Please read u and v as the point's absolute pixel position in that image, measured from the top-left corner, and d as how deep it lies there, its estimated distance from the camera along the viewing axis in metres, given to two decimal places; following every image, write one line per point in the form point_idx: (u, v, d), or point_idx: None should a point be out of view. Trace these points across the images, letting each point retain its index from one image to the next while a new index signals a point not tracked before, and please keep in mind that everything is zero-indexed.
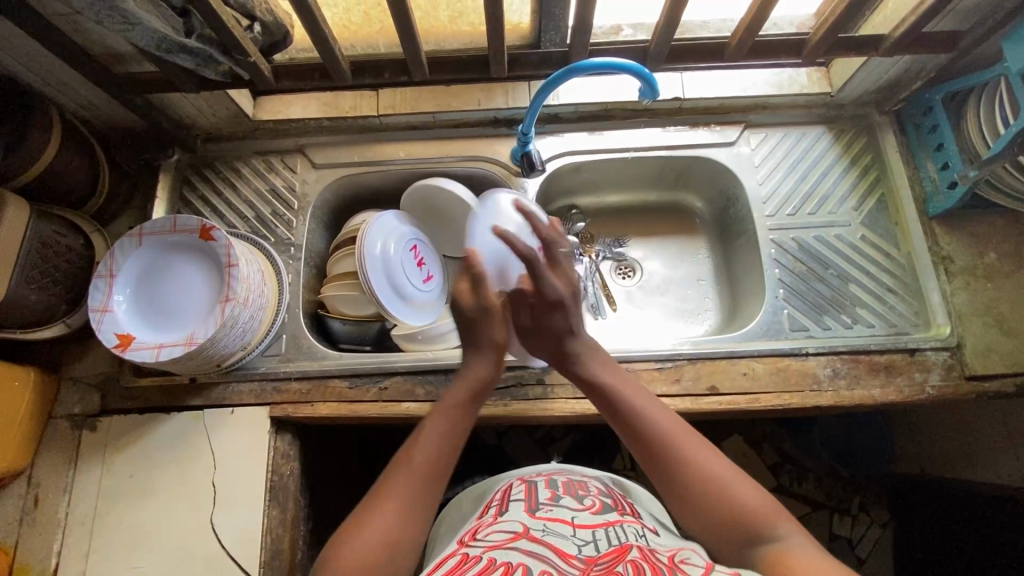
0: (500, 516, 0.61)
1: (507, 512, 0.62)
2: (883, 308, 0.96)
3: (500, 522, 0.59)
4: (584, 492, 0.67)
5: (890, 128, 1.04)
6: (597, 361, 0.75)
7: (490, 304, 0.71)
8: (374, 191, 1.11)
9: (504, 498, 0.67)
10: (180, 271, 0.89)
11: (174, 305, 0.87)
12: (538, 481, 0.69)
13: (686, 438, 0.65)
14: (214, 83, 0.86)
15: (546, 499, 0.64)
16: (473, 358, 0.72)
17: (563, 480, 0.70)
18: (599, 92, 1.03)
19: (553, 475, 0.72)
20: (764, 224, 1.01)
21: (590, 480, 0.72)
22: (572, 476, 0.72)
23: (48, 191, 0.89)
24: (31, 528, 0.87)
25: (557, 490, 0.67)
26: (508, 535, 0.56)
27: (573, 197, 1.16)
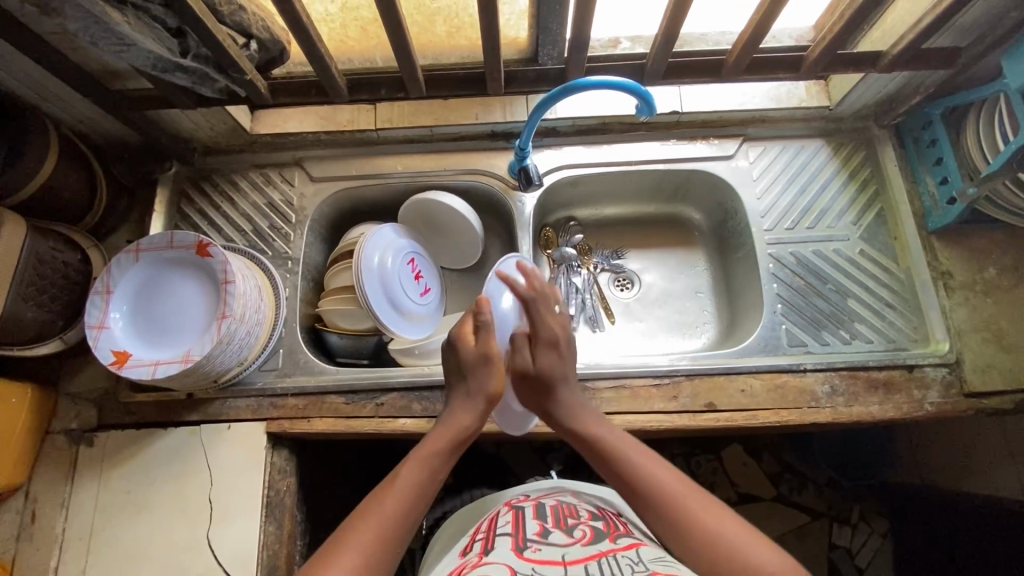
0: (485, 559, 0.58)
1: (494, 551, 0.60)
2: (882, 323, 0.96)
3: (486, 567, 0.56)
4: (573, 521, 0.66)
5: (889, 142, 1.04)
6: (586, 415, 0.75)
7: (491, 352, 0.76)
8: (372, 204, 1.10)
9: (492, 531, 0.66)
10: (177, 288, 0.89)
11: (171, 323, 0.87)
12: (526, 510, 0.70)
13: (684, 493, 0.63)
14: (211, 100, 0.86)
15: (534, 536, 0.62)
16: (461, 406, 0.74)
17: (552, 506, 0.71)
18: (596, 105, 1.03)
19: (543, 497, 0.74)
20: (762, 239, 1.01)
21: (579, 503, 0.72)
22: (562, 500, 0.73)
23: (46, 207, 0.89)
24: (29, 543, 0.87)
25: (546, 522, 0.66)
26: None
27: (572, 209, 1.16)
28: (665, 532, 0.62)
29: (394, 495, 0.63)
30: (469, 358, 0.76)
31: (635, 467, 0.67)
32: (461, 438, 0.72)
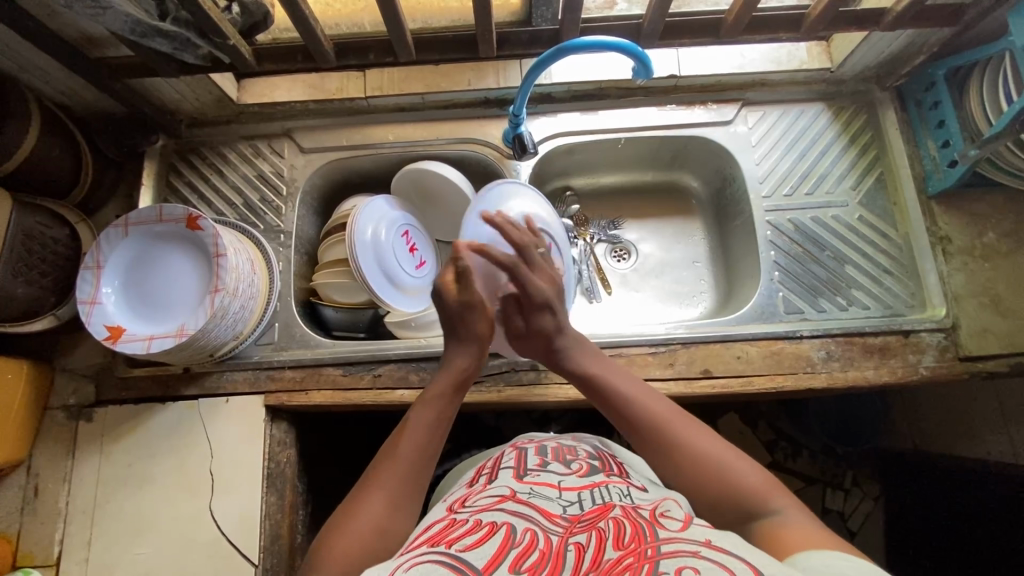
0: (489, 484, 0.61)
1: (497, 478, 0.62)
2: (879, 290, 0.95)
3: (489, 488, 0.60)
4: (572, 457, 0.67)
5: (890, 104, 1.01)
6: (581, 351, 0.76)
7: (473, 299, 0.72)
8: (364, 175, 1.09)
9: (495, 465, 0.67)
10: (167, 267, 0.87)
11: (165, 302, 0.86)
12: (528, 448, 0.70)
13: (674, 415, 0.65)
14: (194, 68, 0.84)
15: (535, 465, 0.64)
16: (456, 349, 0.73)
17: (553, 445, 0.71)
18: (592, 70, 1.00)
19: (544, 440, 0.74)
20: (760, 206, 1.00)
21: (579, 444, 0.72)
22: (563, 441, 0.73)
23: (32, 181, 0.87)
24: (34, 516, 0.88)
25: (545, 456, 0.67)
26: (495, 498, 0.56)
27: (568, 179, 1.14)
28: (655, 455, 0.63)
29: (405, 442, 0.63)
30: (451, 306, 0.72)
31: (629, 393, 0.68)
32: (464, 379, 0.71)
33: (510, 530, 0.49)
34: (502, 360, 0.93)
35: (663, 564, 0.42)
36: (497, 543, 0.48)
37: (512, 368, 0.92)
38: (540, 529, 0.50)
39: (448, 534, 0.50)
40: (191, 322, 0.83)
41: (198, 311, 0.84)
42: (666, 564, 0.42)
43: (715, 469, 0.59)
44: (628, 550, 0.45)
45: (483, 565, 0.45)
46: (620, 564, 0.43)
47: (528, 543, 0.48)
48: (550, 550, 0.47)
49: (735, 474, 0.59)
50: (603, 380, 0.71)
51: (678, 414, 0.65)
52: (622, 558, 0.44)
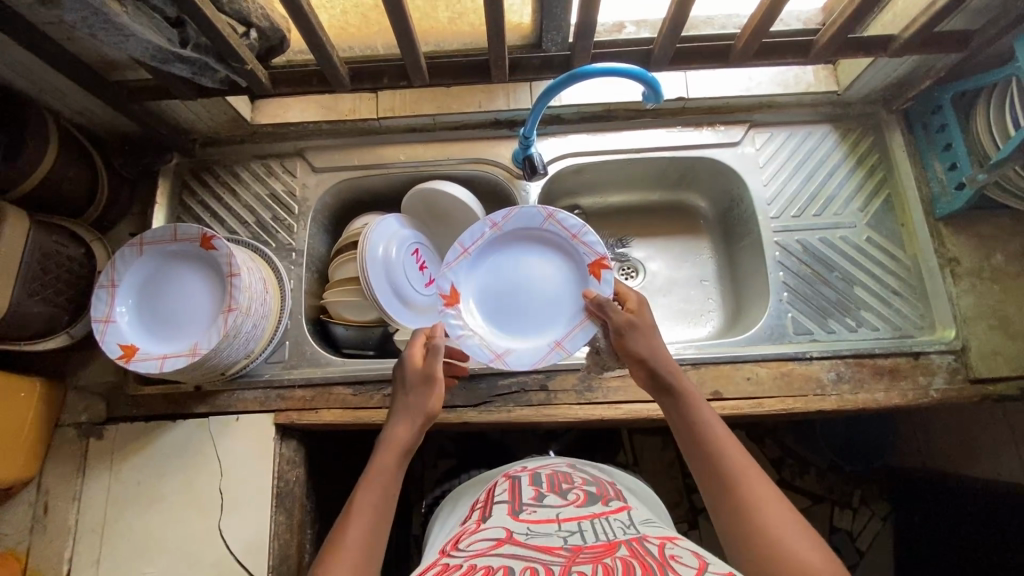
0: (483, 523, 0.61)
1: (491, 517, 0.62)
2: (888, 311, 0.95)
3: (482, 530, 0.59)
4: (568, 486, 0.69)
5: (897, 126, 1.02)
6: (673, 370, 0.73)
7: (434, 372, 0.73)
8: (375, 194, 1.10)
9: (488, 498, 0.68)
10: (176, 288, 0.88)
11: (171, 325, 0.86)
12: (521, 478, 0.71)
13: (755, 476, 0.59)
14: (211, 91, 0.85)
15: (530, 500, 0.65)
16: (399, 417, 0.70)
17: (547, 474, 0.72)
18: (601, 92, 1.02)
19: (539, 467, 0.76)
20: (768, 227, 1.00)
21: (575, 471, 0.74)
22: (558, 468, 0.75)
23: (48, 200, 0.88)
24: (42, 534, 0.88)
25: (540, 487, 0.68)
26: (490, 542, 0.55)
27: (576, 197, 1.15)
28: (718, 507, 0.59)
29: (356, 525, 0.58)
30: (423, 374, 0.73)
31: (716, 439, 0.63)
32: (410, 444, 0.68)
33: (508, 570, 0.49)
34: (512, 379, 0.93)
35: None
36: None
37: (522, 388, 0.92)
38: (541, 565, 0.49)
39: None
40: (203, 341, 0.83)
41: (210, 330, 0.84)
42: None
43: (778, 545, 0.53)
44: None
45: None
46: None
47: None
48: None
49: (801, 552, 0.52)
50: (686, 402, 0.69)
51: (760, 476, 0.60)
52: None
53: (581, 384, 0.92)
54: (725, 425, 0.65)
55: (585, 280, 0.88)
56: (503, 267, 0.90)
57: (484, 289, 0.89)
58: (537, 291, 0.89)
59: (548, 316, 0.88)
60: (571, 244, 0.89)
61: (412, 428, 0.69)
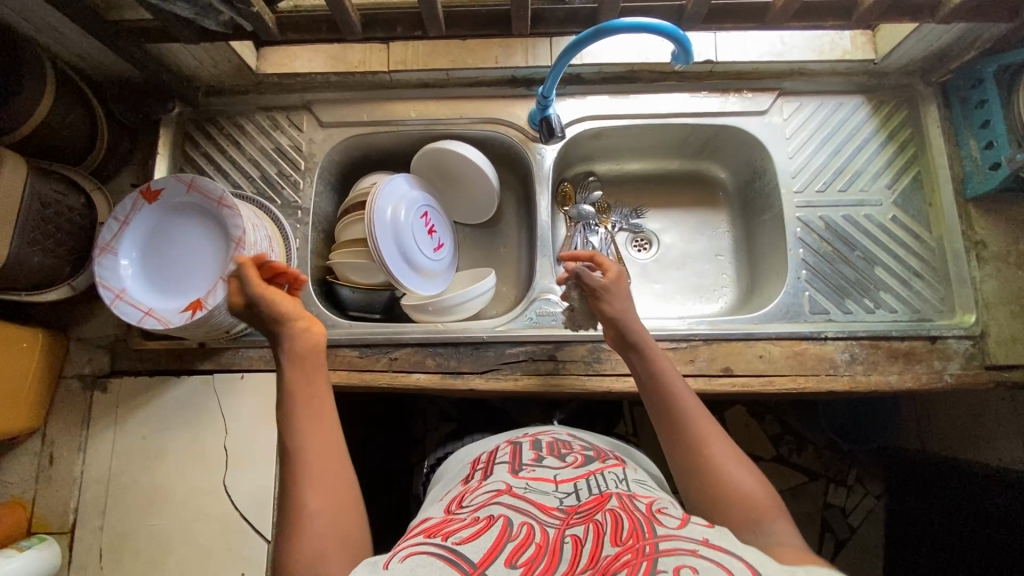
0: (484, 480, 0.61)
1: (492, 474, 0.62)
2: (908, 293, 0.93)
3: (484, 484, 0.59)
4: (567, 450, 0.67)
5: (933, 100, 0.97)
6: (631, 318, 0.74)
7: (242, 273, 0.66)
8: (384, 152, 1.06)
9: (489, 460, 0.67)
10: (116, 240, 0.82)
11: (99, 269, 0.80)
12: (523, 443, 0.69)
13: (707, 429, 0.62)
14: (215, 35, 0.80)
15: (530, 460, 0.64)
16: (286, 332, 0.66)
17: (548, 439, 0.70)
18: (625, 51, 0.97)
19: (540, 434, 0.73)
20: (791, 201, 0.97)
21: (574, 439, 0.72)
22: (557, 436, 0.72)
23: (46, 147, 0.85)
24: (49, 483, 0.89)
25: (541, 450, 0.66)
26: (490, 493, 0.56)
27: (591, 163, 1.12)
28: (677, 462, 0.61)
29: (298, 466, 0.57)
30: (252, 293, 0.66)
31: (672, 384, 0.66)
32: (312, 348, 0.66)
33: (506, 523, 0.50)
34: (520, 348, 0.92)
35: (663, 562, 0.43)
36: (494, 536, 0.48)
37: (530, 357, 0.91)
38: (538, 520, 0.51)
39: (444, 527, 0.51)
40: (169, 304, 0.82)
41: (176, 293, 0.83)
42: (664, 563, 0.43)
43: (726, 479, 0.57)
44: (626, 546, 0.46)
45: (479, 559, 0.46)
46: (619, 560, 0.44)
47: (524, 536, 0.48)
48: (546, 544, 0.48)
49: (751, 494, 0.56)
50: (642, 351, 0.71)
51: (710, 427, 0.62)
52: (620, 554, 0.45)
53: (590, 355, 0.91)
54: (682, 376, 0.68)
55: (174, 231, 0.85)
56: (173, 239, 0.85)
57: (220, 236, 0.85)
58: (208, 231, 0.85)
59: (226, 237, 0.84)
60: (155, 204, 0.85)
61: (297, 333, 0.66)
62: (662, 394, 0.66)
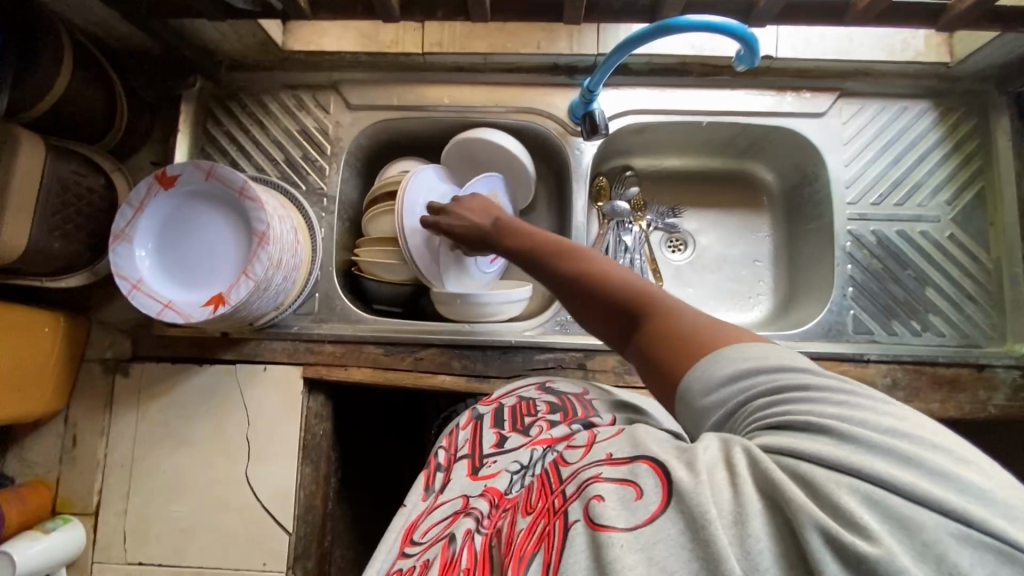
0: (442, 494, 0.57)
1: (451, 480, 0.59)
2: (959, 316, 0.89)
3: (443, 500, 0.56)
4: (530, 420, 0.62)
5: (1006, 110, 0.90)
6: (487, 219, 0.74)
7: None
8: (413, 137, 1.01)
9: (455, 445, 0.64)
10: (130, 227, 0.79)
11: (117, 259, 0.77)
12: (485, 416, 0.66)
13: (572, 263, 0.58)
14: (242, 12, 0.75)
15: (491, 448, 0.60)
16: None
17: (511, 404, 0.66)
18: (677, 41, 0.90)
19: (504, 397, 0.70)
20: (842, 212, 0.92)
21: (541, 395, 0.67)
22: (522, 395, 0.68)
23: (63, 124, 0.81)
24: (72, 466, 0.89)
25: (504, 428, 0.63)
26: (446, 518, 0.53)
27: (630, 157, 1.06)
28: (570, 307, 0.58)
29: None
30: None
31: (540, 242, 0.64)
32: None
33: (446, 549, 0.46)
34: (549, 355, 0.89)
35: (572, 511, 0.36)
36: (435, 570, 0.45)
37: (559, 365, 0.89)
38: (474, 531, 0.48)
39: None
40: (193, 297, 0.79)
41: (203, 284, 0.80)
42: (574, 511, 0.35)
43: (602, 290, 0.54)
44: (538, 512, 0.39)
45: None
46: (533, 533, 0.37)
47: (453, 564, 0.44)
48: (476, 561, 0.44)
49: (630, 302, 0.51)
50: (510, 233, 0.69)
51: (577, 260, 0.58)
52: (534, 525, 0.38)
53: (621, 366, 0.88)
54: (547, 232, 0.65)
55: (194, 218, 0.82)
56: (193, 225, 0.82)
57: (238, 218, 0.81)
58: (226, 214, 0.82)
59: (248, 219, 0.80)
60: (168, 192, 0.81)
61: None
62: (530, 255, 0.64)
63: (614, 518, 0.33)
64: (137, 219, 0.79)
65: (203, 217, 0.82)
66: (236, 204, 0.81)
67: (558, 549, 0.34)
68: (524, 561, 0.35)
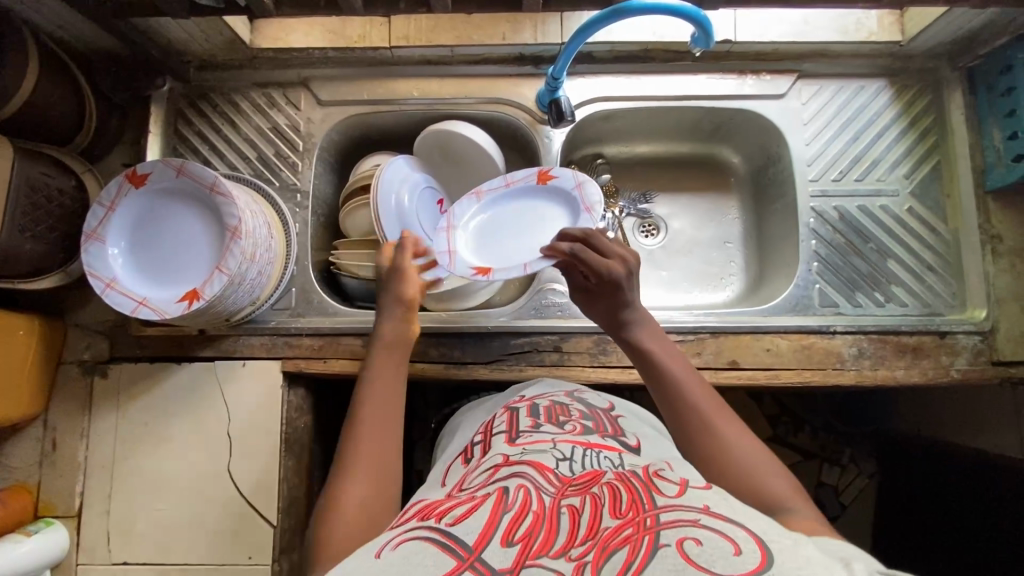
0: (482, 455, 0.62)
1: (490, 446, 0.63)
2: (920, 287, 0.92)
3: (483, 459, 0.60)
4: (565, 418, 0.67)
5: (958, 86, 0.94)
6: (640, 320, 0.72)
7: None
8: (385, 132, 1.02)
9: (487, 431, 0.68)
10: (102, 226, 0.79)
11: (89, 258, 0.78)
12: (519, 410, 0.71)
13: (705, 393, 0.62)
14: (206, 9, 0.75)
15: (527, 428, 0.65)
16: None
17: (545, 405, 0.71)
18: (638, 29, 0.92)
19: (537, 398, 0.75)
20: (805, 189, 0.94)
21: (573, 402, 0.73)
22: (556, 399, 0.73)
23: (32, 127, 0.81)
24: (52, 469, 0.89)
25: (538, 418, 0.68)
26: (489, 469, 0.56)
27: (600, 145, 1.08)
28: (669, 412, 0.62)
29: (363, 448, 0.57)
30: None
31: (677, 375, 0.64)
32: None
33: (503, 493, 0.49)
34: (525, 339, 0.91)
35: (664, 535, 0.40)
36: (490, 509, 0.47)
37: (535, 348, 0.90)
38: (536, 490, 0.50)
39: (437, 509, 0.50)
40: (166, 295, 0.79)
41: (176, 281, 0.81)
42: (666, 536, 0.40)
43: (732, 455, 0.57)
44: (627, 519, 0.43)
45: (476, 534, 0.44)
46: (619, 533, 0.41)
47: (521, 505, 0.47)
48: (543, 511, 0.46)
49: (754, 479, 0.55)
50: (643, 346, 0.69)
51: (710, 395, 0.62)
52: (621, 528, 0.42)
53: (596, 347, 0.90)
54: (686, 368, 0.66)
55: (165, 216, 0.83)
56: (164, 223, 0.82)
57: (208, 212, 0.82)
58: (198, 210, 0.82)
59: (218, 212, 0.81)
60: (140, 191, 0.81)
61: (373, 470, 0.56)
62: (659, 357, 0.67)
63: (709, 561, 0.37)
64: (108, 220, 0.80)
65: (174, 214, 0.83)
66: (205, 198, 0.81)
67: (642, 555, 0.39)
68: (606, 553, 0.40)
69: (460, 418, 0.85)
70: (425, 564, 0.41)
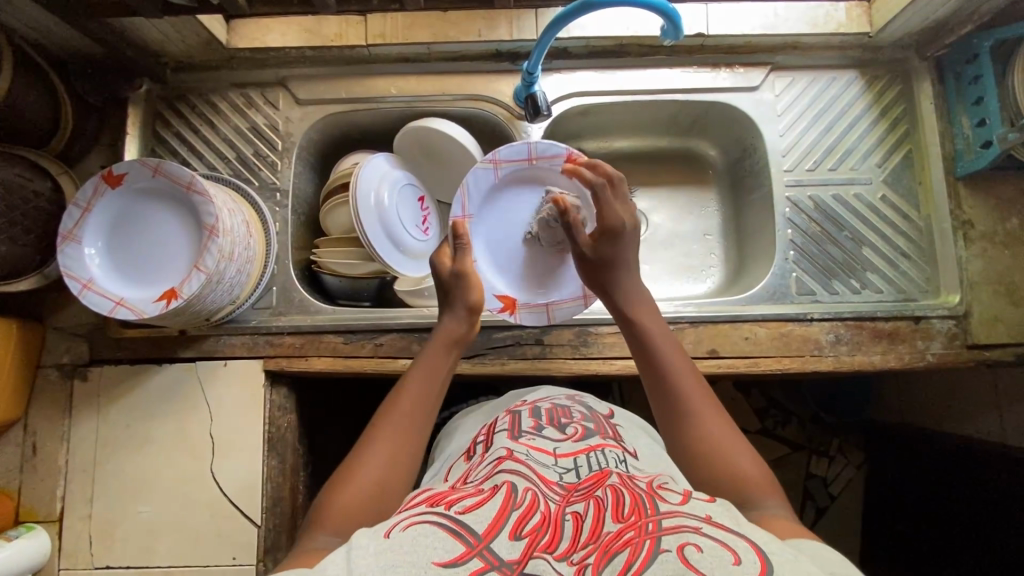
0: (487, 452, 0.61)
1: (493, 442, 0.62)
2: (894, 274, 0.93)
3: (487, 455, 0.60)
4: (567, 420, 0.67)
5: (927, 75, 0.95)
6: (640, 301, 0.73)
7: None
8: (365, 130, 1.02)
9: (488, 433, 0.67)
10: (78, 227, 0.79)
11: (64, 259, 0.77)
12: (521, 412, 0.69)
13: (694, 384, 0.63)
14: (179, 9, 0.76)
15: (529, 428, 0.64)
16: None
17: (546, 407, 0.70)
18: (612, 23, 0.93)
19: (538, 402, 0.74)
20: (780, 179, 0.96)
21: (574, 404, 0.72)
22: (557, 402, 0.72)
23: (6, 129, 0.81)
24: (33, 473, 0.88)
25: (540, 419, 0.67)
26: (493, 463, 0.56)
27: (580, 140, 1.09)
28: (657, 395, 0.64)
29: (390, 429, 0.61)
30: None
31: (673, 365, 0.65)
32: None
33: (511, 489, 0.49)
34: (507, 332, 0.91)
35: (666, 541, 0.41)
36: (498, 504, 0.47)
37: (517, 341, 0.91)
38: (539, 492, 0.50)
39: (446, 497, 0.51)
40: (144, 296, 0.79)
41: (155, 281, 0.81)
42: (668, 541, 0.41)
43: (714, 446, 0.57)
44: (628, 523, 0.43)
45: (484, 527, 0.44)
46: (620, 537, 0.42)
47: (528, 505, 0.47)
48: (549, 516, 0.46)
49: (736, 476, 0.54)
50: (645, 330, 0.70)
51: (701, 388, 0.63)
52: (623, 531, 0.43)
53: (577, 339, 0.91)
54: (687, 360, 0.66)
55: (143, 216, 0.82)
56: (144, 224, 0.82)
57: (188, 215, 0.82)
58: (178, 211, 0.82)
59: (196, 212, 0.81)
60: (118, 191, 0.81)
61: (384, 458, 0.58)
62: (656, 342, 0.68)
63: (708, 567, 0.38)
64: (84, 220, 0.79)
65: (153, 214, 0.83)
66: (183, 199, 0.81)
67: (642, 558, 0.40)
68: (609, 555, 0.41)
69: (457, 420, 0.85)
70: (433, 546, 0.42)
